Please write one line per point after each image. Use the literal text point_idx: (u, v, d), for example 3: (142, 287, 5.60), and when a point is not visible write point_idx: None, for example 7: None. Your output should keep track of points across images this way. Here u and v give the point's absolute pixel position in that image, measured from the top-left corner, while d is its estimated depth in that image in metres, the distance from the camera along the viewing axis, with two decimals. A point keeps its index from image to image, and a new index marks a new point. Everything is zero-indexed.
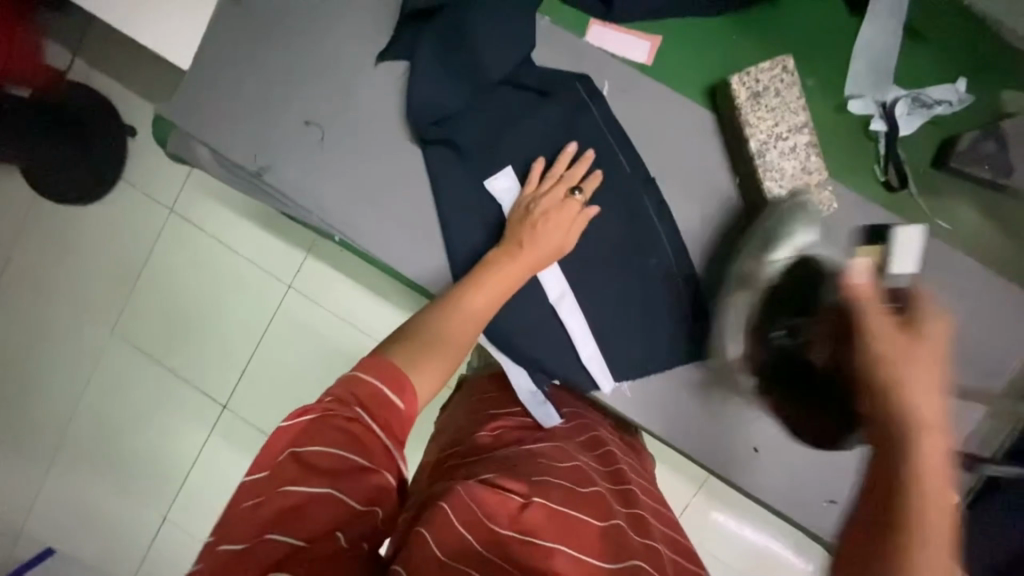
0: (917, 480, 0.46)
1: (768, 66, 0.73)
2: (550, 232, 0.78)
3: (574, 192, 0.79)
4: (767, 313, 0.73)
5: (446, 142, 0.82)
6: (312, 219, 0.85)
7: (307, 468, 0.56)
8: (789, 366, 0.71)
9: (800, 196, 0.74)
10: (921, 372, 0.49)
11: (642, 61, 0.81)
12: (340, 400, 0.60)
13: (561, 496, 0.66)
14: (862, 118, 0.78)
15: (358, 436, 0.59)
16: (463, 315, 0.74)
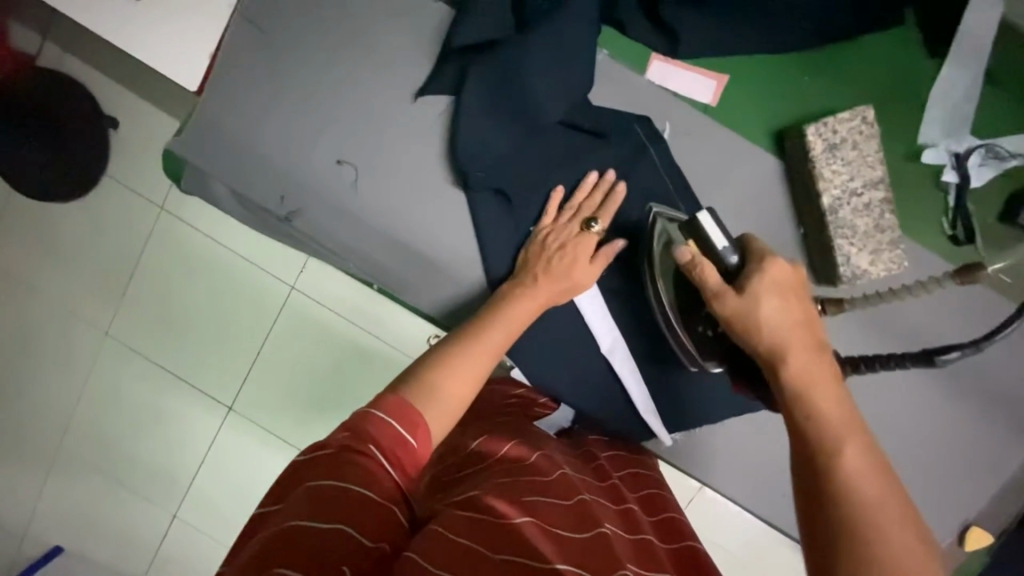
0: (810, 417, 0.52)
1: (847, 116, 0.69)
2: (570, 270, 0.72)
3: (592, 224, 0.73)
4: (684, 317, 0.72)
5: (495, 188, 0.76)
6: (349, 266, 0.80)
7: (320, 501, 0.45)
8: (737, 356, 0.68)
9: (871, 255, 0.70)
10: (792, 315, 0.57)
11: (708, 101, 0.75)
12: (355, 434, 0.51)
13: (564, 517, 0.56)
14: (932, 168, 0.74)
15: (370, 472, 0.49)
16: (477, 346, 0.66)
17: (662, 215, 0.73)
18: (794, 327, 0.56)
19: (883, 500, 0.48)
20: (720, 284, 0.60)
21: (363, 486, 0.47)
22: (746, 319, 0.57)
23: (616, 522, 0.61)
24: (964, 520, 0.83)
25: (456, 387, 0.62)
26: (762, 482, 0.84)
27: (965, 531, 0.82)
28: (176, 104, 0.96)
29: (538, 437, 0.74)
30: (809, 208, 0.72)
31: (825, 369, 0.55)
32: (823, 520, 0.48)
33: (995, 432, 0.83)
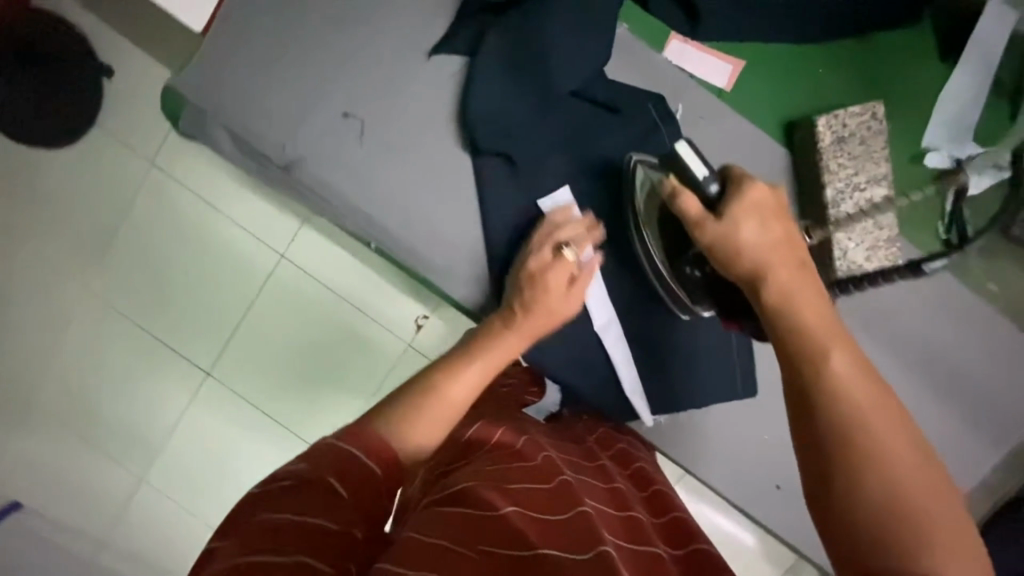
0: (798, 327, 0.52)
1: (857, 111, 0.69)
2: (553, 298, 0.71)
3: (567, 249, 0.71)
4: (673, 262, 0.73)
5: (503, 155, 0.75)
6: (348, 223, 0.78)
7: (276, 534, 0.41)
8: (726, 296, 0.69)
9: (869, 251, 0.71)
10: (771, 233, 0.58)
11: (722, 86, 0.75)
12: (311, 464, 0.46)
13: (550, 499, 0.55)
14: (933, 172, 0.76)
15: (332, 495, 0.45)
16: (448, 378, 0.64)
17: (646, 163, 0.72)
18: (773, 243, 0.57)
19: (875, 402, 0.47)
20: (703, 212, 0.60)
21: (323, 514, 0.43)
22: (728, 239, 0.59)
23: (603, 501, 0.60)
24: None
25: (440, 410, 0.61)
26: (742, 473, 0.84)
27: None
28: (178, 48, 0.93)
29: (524, 424, 0.73)
30: (812, 201, 0.72)
31: (807, 282, 0.55)
32: (817, 437, 0.47)
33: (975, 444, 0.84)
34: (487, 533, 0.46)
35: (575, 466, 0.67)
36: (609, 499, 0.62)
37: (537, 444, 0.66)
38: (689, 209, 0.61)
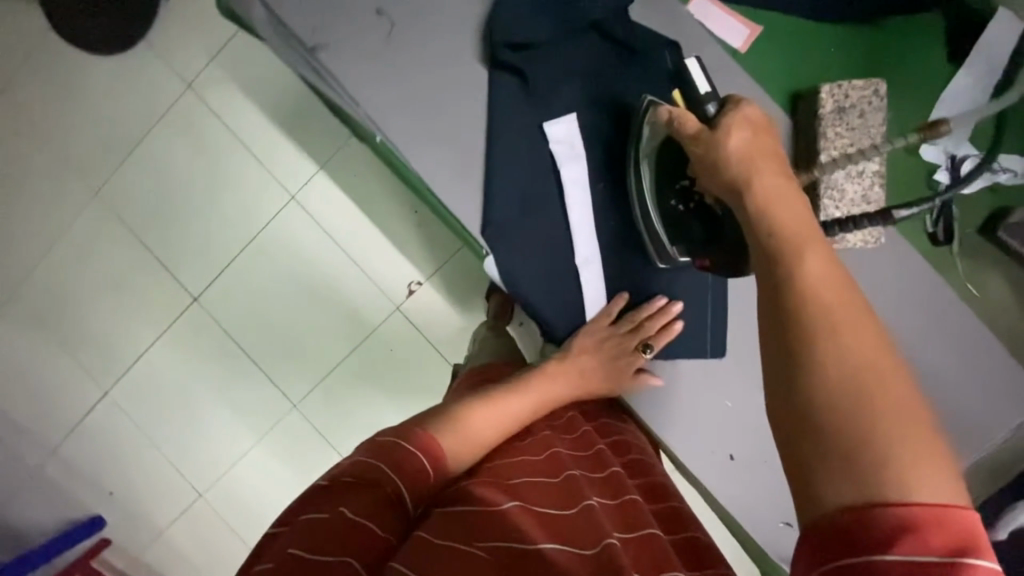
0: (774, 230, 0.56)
1: (861, 84, 0.72)
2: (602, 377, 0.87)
3: (646, 349, 0.84)
4: (659, 191, 0.76)
5: (519, 74, 0.78)
6: (357, 114, 0.81)
7: (322, 526, 0.53)
8: (711, 222, 0.73)
9: (852, 223, 0.74)
10: (758, 147, 0.64)
11: (737, 47, 0.78)
12: (354, 477, 0.61)
13: (548, 497, 0.67)
14: (928, 166, 0.78)
15: (380, 503, 0.59)
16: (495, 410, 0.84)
17: (653, 100, 0.75)
18: (761, 154, 0.63)
19: (840, 301, 0.50)
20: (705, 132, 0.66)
21: (362, 513, 0.56)
22: (717, 149, 0.65)
23: (600, 493, 0.73)
24: None
25: (480, 432, 0.80)
26: (696, 431, 0.86)
27: None
28: None
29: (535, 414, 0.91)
30: (806, 166, 0.75)
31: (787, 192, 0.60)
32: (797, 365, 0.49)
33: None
34: (492, 526, 0.59)
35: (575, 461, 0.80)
36: (606, 489, 0.75)
37: (544, 445, 0.82)
38: (688, 125, 0.68)
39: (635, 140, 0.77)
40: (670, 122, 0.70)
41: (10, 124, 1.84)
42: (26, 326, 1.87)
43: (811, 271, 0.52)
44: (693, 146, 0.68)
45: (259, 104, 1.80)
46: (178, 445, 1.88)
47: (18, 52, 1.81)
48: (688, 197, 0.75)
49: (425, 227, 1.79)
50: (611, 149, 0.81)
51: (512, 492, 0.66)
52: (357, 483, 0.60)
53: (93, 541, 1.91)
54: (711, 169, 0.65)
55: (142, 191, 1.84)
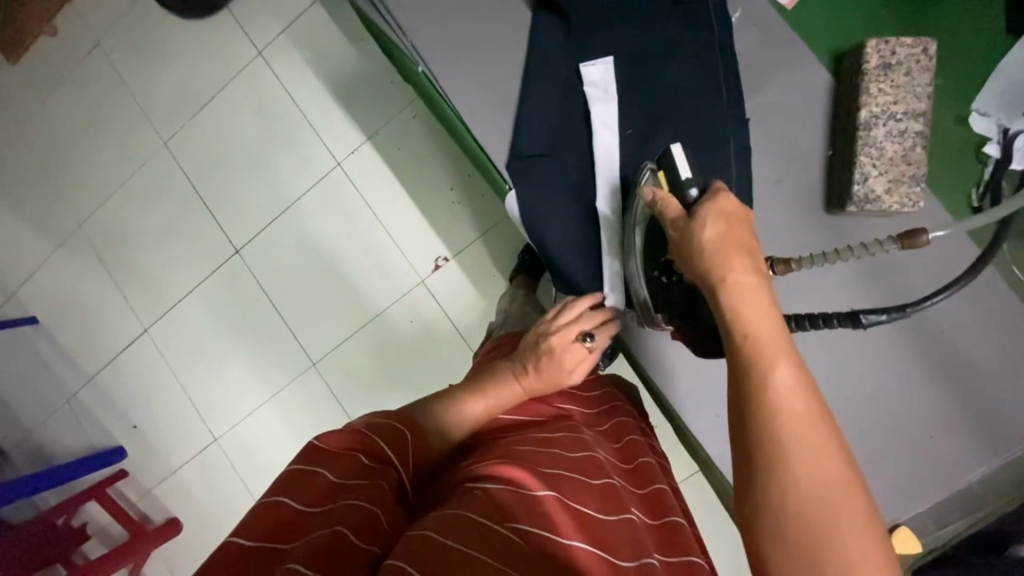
0: (748, 333, 0.55)
1: (910, 42, 0.70)
2: (559, 371, 0.85)
3: (586, 337, 0.85)
4: (645, 263, 0.78)
5: (562, 15, 0.81)
6: (404, 46, 0.85)
7: (317, 488, 0.57)
8: (689, 302, 0.75)
9: (889, 184, 0.71)
10: (732, 238, 0.62)
11: (784, 4, 0.79)
12: (357, 439, 0.65)
13: (585, 496, 0.68)
14: (978, 139, 0.75)
15: (376, 470, 0.63)
16: (465, 410, 0.82)
17: (646, 172, 0.77)
18: (737, 249, 0.62)
19: (806, 413, 0.51)
20: (684, 222, 0.66)
21: (357, 476, 0.61)
22: (689, 239, 0.65)
23: (639, 509, 0.76)
24: (892, 514, 0.82)
25: (464, 418, 0.82)
26: (703, 391, 0.88)
27: (891, 529, 0.80)
28: None
29: (576, 401, 0.92)
30: (846, 124, 0.74)
31: (759, 291, 0.58)
32: (750, 463, 0.51)
33: (947, 433, 0.82)
34: (522, 508, 0.60)
35: (612, 463, 0.81)
36: (646, 508, 0.78)
37: (580, 444, 0.78)
38: (668, 208, 0.68)
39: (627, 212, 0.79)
40: (653, 206, 0.71)
41: (101, 75, 2.05)
42: (87, 259, 2.05)
43: (780, 385, 0.52)
44: (671, 231, 0.68)
45: (318, 75, 1.91)
46: (201, 388, 1.97)
47: (117, 14, 2.03)
48: (671, 271, 0.76)
49: (456, 205, 1.84)
50: (615, 209, 0.82)
51: (545, 478, 0.67)
52: (355, 450, 0.64)
53: (112, 470, 2.01)
54: (686, 262, 0.65)
55: (203, 148, 1.98)
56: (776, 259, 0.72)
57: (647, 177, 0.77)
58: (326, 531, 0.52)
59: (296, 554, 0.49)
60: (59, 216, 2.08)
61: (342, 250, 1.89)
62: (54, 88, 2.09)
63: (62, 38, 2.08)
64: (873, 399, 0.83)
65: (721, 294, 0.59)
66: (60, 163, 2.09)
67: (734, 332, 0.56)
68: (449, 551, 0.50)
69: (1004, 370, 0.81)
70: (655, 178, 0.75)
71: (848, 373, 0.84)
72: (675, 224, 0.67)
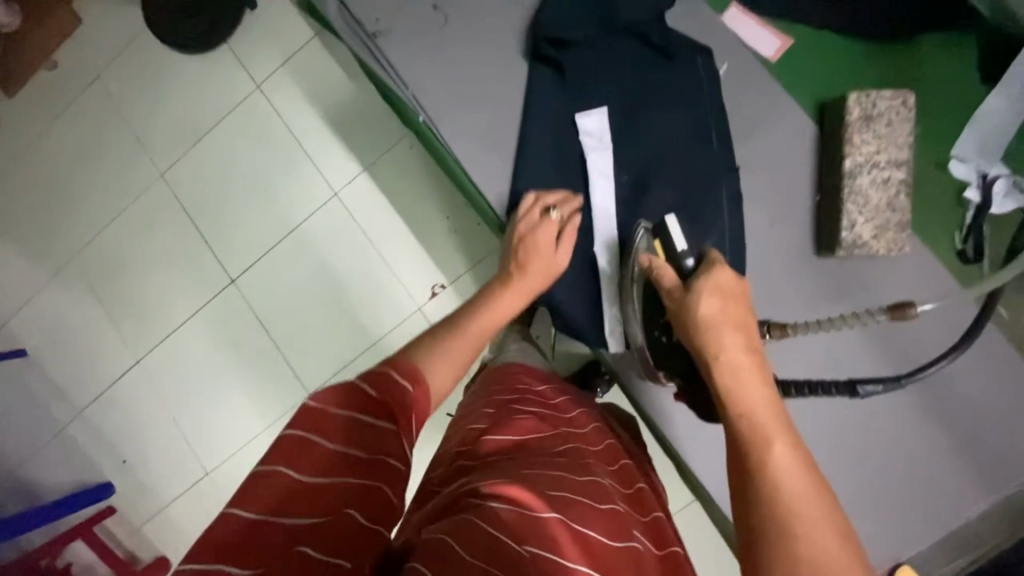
0: (742, 411, 0.59)
1: (889, 95, 0.74)
2: (540, 254, 0.80)
3: (551, 210, 0.81)
4: (644, 321, 0.80)
5: (558, 67, 0.85)
6: (405, 95, 0.89)
7: (319, 456, 0.56)
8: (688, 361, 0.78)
9: (875, 229, 0.74)
10: (728, 315, 0.67)
11: (769, 56, 0.83)
12: (347, 392, 0.61)
13: (594, 519, 0.68)
14: (958, 183, 0.78)
15: (380, 432, 0.59)
16: (458, 339, 0.75)
17: (644, 231, 0.80)
18: (732, 326, 0.67)
19: (803, 488, 0.53)
20: (681, 293, 0.71)
21: (358, 449, 0.58)
22: (687, 312, 0.70)
23: (643, 536, 0.77)
24: (895, 557, 0.82)
25: (454, 344, 0.74)
26: (705, 437, 0.87)
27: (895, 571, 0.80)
28: None
29: (575, 433, 0.93)
30: (832, 171, 0.77)
31: (755, 368, 0.63)
32: (753, 523, 0.53)
33: (948, 470, 0.82)
34: (528, 531, 0.60)
35: (615, 488, 0.82)
36: (653, 538, 0.80)
37: (585, 470, 0.79)
38: (666, 278, 0.73)
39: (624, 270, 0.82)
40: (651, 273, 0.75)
41: (100, 107, 2.07)
42: (80, 289, 2.04)
43: (778, 464, 0.54)
44: (668, 300, 0.73)
45: (317, 107, 1.95)
46: (194, 419, 1.94)
47: (117, 48, 2.07)
48: (670, 330, 0.79)
49: (453, 233, 1.86)
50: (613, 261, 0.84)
51: (549, 500, 0.66)
52: (352, 400, 0.60)
53: (100, 507, 1.95)
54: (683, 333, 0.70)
55: (200, 177, 2.00)
56: (773, 324, 0.76)
57: (642, 235, 0.80)
58: (325, 518, 0.53)
59: (308, 539, 0.50)
60: (53, 247, 2.07)
61: (338, 279, 1.89)
62: (52, 120, 2.10)
63: (61, 71, 2.10)
64: (869, 436, 0.84)
65: (716, 367, 0.64)
66: (56, 194, 2.09)
67: (731, 408, 0.60)
68: (460, 560, 0.54)
69: (996, 406, 0.82)
70: (651, 241, 0.79)
71: (846, 408, 0.85)
72: (673, 295, 0.72)
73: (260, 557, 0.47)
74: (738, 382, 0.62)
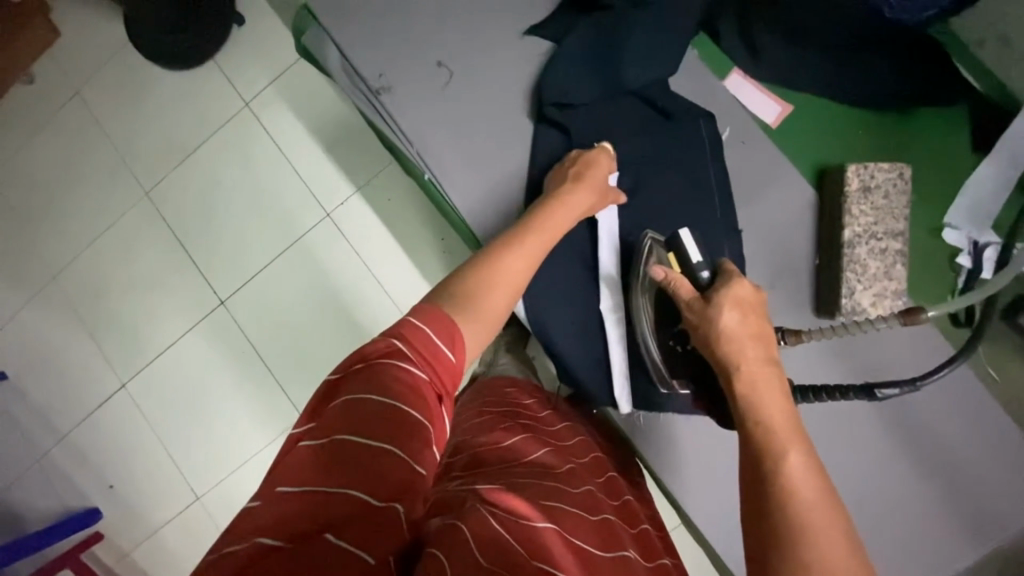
0: (762, 420, 0.62)
1: (886, 168, 0.80)
2: (593, 179, 0.82)
3: (603, 143, 0.85)
4: (660, 328, 0.82)
5: (564, 130, 0.87)
6: (410, 152, 0.90)
7: (358, 415, 0.56)
8: (703, 369, 0.79)
9: (873, 296, 0.78)
10: (749, 327, 0.70)
11: (770, 122, 0.88)
12: (379, 353, 0.61)
13: (586, 532, 0.71)
14: (950, 248, 0.82)
15: (416, 386, 0.60)
16: (501, 275, 0.74)
17: (654, 241, 0.83)
18: (751, 337, 0.69)
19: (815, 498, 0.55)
20: (698, 303, 0.73)
21: (398, 401, 0.58)
22: (709, 324, 0.71)
23: (634, 548, 0.79)
24: None
25: (501, 281, 0.74)
26: (710, 485, 0.89)
27: None
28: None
29: (565, 448, 0.94)
30: (831, 239, 0.81)
31: (771, 379, 0.66)
32: (765, 526, 0.54)
33: (933, 510, 0.87)
34: (524, 539, 0.60)
35: (605, 500, 0.85)
36: (643, 550, 0.82)
37: (578, 481, 0.83)
38: (682, 291, 0.75)
39: (638, 282, 0.83)
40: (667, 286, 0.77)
41: (81, 123, 2.01)
42: (63, 310, 1.98)
43: (793, 471, 0.56)
44: (688, 311, 0.75)
45: (309, 127, 1.91)
46: (184, 443, 1.90)
47: (100, 62, 2.00)
48: (684, 339, 0.80)
49: (449, 254, 1.84)
50: (624, 276, 0.87)
51: (545, 511, 0.68)
52: (389, 354, 0.61)
53: (85, 534, 1.90)
54: (702, 341, 0.72)
55: (188, 197, 1.95)
56: (788, 329, 0.77)
57: (653, 244, 0.83)
58: (382, 505, 0.51)
59: (339, 528, 0.49)
60: (32, 267, 2.00)
61: (333, 300, 1.87)
62: (31, 135, 2.03)
63: (39, 86, 2.03)
64: (861, 482, 0.88)
65: (736, 377, 0.66)
66: (35, 212, 2.02)
67: (754, 419, 0.62)
68: (464, 542, 0.53)
69: (979, 451, 0.87)
70: (663, 253, 0.82)
71: (839, 454, 0.89)
72: (692, 306, 0.74)
73: (296, 533, 0.48)
74: (758, 390, 0.64)
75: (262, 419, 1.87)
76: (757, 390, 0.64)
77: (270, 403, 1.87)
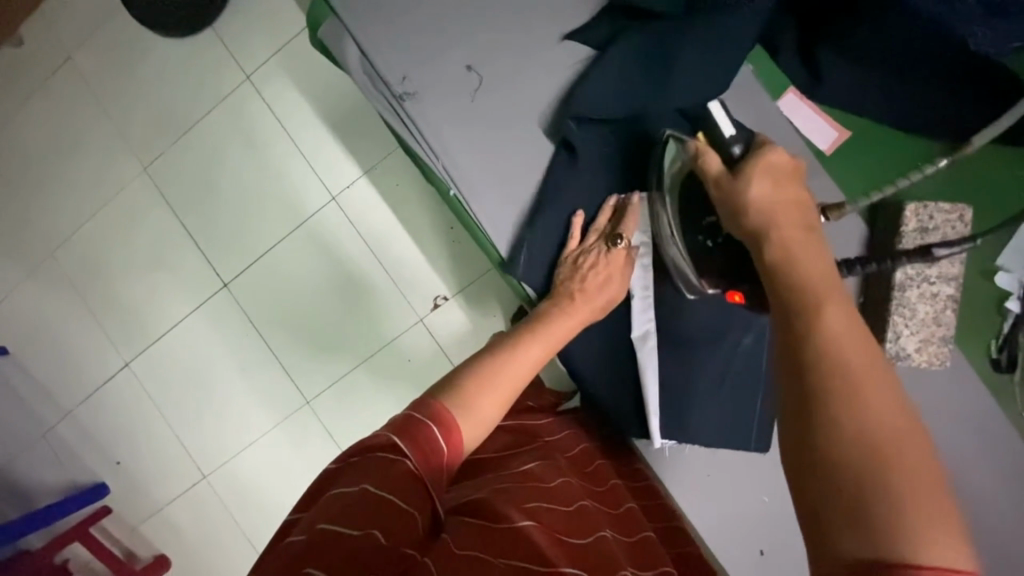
0: (790, 282, 0.58)
1: (947, 208, 0.83)
2: (599, 276, 0.82)
3: (618, 241, 0.83)
4: (686, 231, 0.78)
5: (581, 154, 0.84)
6: (436, 165, 0.84)
7: (343, 506, 0.53)
8: (735, 264, 0.74)
9: (920, 341, 0.85)
10: (779, 195, 0.65)
11: (823, 148, 0.91)
12: (377, 444, 0.58)
13: (568, 527, 0.68)
14: (1001, 291, 0.87)
15: (409, 475, 0.57)
16: (517, 365, 0.76)
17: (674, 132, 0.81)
18: (784, 205, 0.64)
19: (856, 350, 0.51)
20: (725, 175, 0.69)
21: (388, 490, 0.55)
22: (737, 196, 0.67)
23: (616, 530, 0.76)
24: None
25: (522, 363, 0.76)
26: (732, 518, 0.90)
27: None
28: None
29: (545, 442, 0.90)
30: (880, 280, 0.87)
31: (810, 243, 0.61)
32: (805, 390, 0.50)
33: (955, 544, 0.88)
34: (505, 538, 0.60)
35: (585, 488, 0.81)
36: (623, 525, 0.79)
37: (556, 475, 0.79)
38: (711, 165, 0.71)
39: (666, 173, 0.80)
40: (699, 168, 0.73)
41: (73, 90, 1.90)
42: (61, 286, 1.93)
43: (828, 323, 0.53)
44: (717, 187, 0.70)
45: (312, 102, 1.81)
46: (190, 423, 1.89)
47: (91, 23, 1.88)
48: (716, 233, 0.75)
49: (458, 244, 1.77)
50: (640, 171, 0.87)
51: (524, 509, 0.66)
52: (389, 451, 0.58)
53: (94, 507, 1.92)
54: (732, 214, 0.67)
55: (187, 173, 1.87)
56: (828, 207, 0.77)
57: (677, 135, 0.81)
58: None
59: None
60: (30, 241, 1.94)
61: (337, 284, 1.82)
62: (22, 102, 1.93)
63: (29, 49, 1.91)
64: None
65: (767, 245, 0.62)
66: (29, 181, 1.94)
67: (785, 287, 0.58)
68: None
69: (1004, 486, 0.88)
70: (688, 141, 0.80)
71: None
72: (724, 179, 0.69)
73: None
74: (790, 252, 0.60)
75: (267, 404, 1.85)
76: (791, 255, 0.60)
77: (275, 388, 1.85)
